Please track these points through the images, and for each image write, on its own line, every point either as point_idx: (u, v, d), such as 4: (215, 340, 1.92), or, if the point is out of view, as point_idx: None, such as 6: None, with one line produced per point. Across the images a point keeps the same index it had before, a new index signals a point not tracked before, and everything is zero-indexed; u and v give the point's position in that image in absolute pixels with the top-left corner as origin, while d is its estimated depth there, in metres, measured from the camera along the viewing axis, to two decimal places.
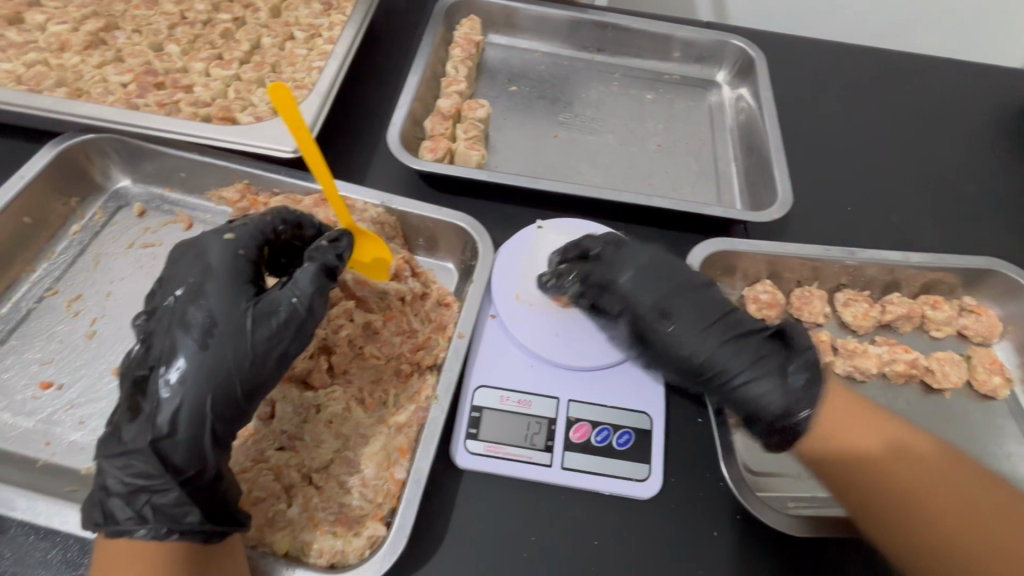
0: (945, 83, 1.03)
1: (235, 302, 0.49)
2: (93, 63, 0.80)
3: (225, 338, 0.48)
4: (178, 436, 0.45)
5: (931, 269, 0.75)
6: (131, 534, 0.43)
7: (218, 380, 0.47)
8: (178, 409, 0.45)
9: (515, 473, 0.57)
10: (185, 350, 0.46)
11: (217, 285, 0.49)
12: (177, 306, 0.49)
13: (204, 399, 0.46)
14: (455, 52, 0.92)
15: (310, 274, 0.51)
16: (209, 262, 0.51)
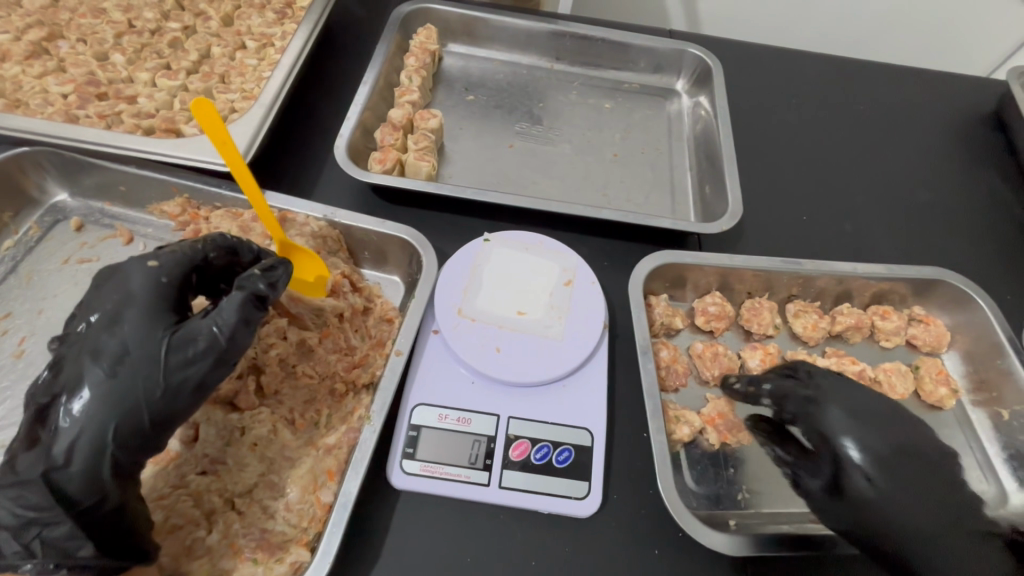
0: (902, 92, 1.04)
1: (151, 330, 0.47)
2: (33, 74, 0.78)
3: (134, 367, 0.46)
4: (77, 467, 0.43)
5: (881, 279, 0.75)
6: (18, 568, 0.42)
7: (123, 410, 0.45)
8: (76, 439, 0.44)
9: (452, 493, 0.56)
10: (91, 380, 0.45)
11: (135, 313, 0.48)
12: (91, 334, 0.47)
13: (105, 429, 0.44)
14: (410, 60, 0.91)
15: (235, 302, 0.49)
16: (130, 289, 0.49)
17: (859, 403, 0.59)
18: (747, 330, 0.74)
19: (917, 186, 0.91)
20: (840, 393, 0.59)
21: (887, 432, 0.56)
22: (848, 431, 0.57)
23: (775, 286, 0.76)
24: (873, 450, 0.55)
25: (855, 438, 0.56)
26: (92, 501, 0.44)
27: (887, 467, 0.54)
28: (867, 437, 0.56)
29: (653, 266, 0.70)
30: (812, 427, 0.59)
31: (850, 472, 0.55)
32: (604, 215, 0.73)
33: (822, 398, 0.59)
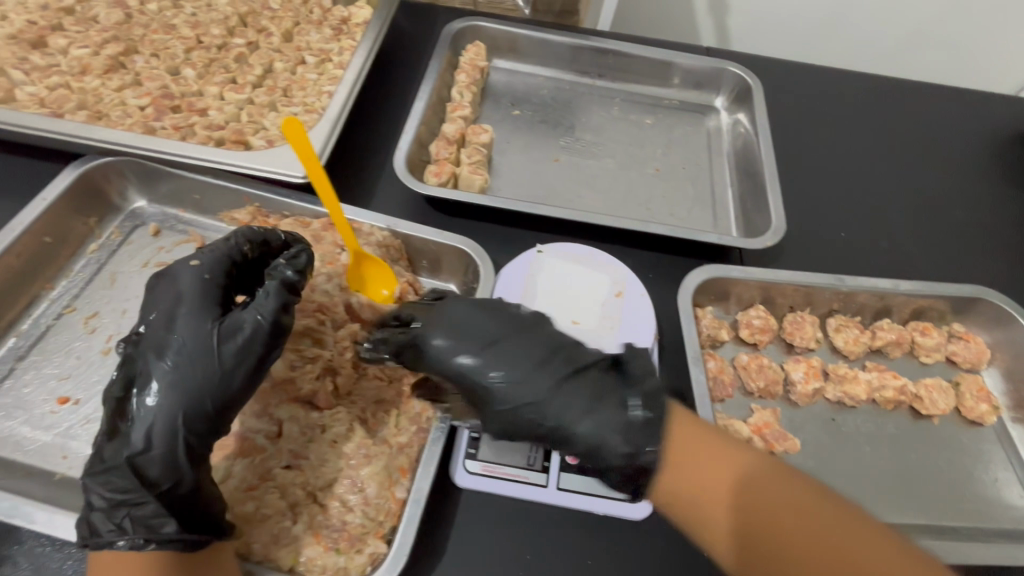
0: (940, 111, 1.05)
1: (202, 323, 0.52)
2: (112, 87, 0.83)
3: (194, 359, 0.50)
4: (156, 452, 0.48)
5: (920, 296, 0.76)
6: (112, 545, 0.46)
7: (189, 399, 0.49)
8: (152, 427, 0.48)
9: (512, 492, 0.59)
10: (158, 374, 0.49)
11: (188, 309, 0.52)
12: (152, 331, 0.51)
13: (176, 418, 0.48)
14: (461, 77, 0.95)
15: (274, 291, 0.54)
16: (181, 288, 0.53)
17: (530, 365, 0.54)
18: (789, 343, 0.76)
19: (956, 205, 0.93)
20: (513, 345, 0.55)
21: (615, 394, 0.54)
22: (498, 396, 0.54)
23: (816, 301, 0.78)
24: (605, 417, 0.52)
25: (603, 414, 0.52)
26: (173, 484, 0.48)
27: (563, 416, 0.53)
28: (498, 399, 0.54)
29: (699, 280, 0.73)
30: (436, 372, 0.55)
31: (546, 427, 0.54)
32: (651, 229, 0.76)
33: (517, 369, 0.54)
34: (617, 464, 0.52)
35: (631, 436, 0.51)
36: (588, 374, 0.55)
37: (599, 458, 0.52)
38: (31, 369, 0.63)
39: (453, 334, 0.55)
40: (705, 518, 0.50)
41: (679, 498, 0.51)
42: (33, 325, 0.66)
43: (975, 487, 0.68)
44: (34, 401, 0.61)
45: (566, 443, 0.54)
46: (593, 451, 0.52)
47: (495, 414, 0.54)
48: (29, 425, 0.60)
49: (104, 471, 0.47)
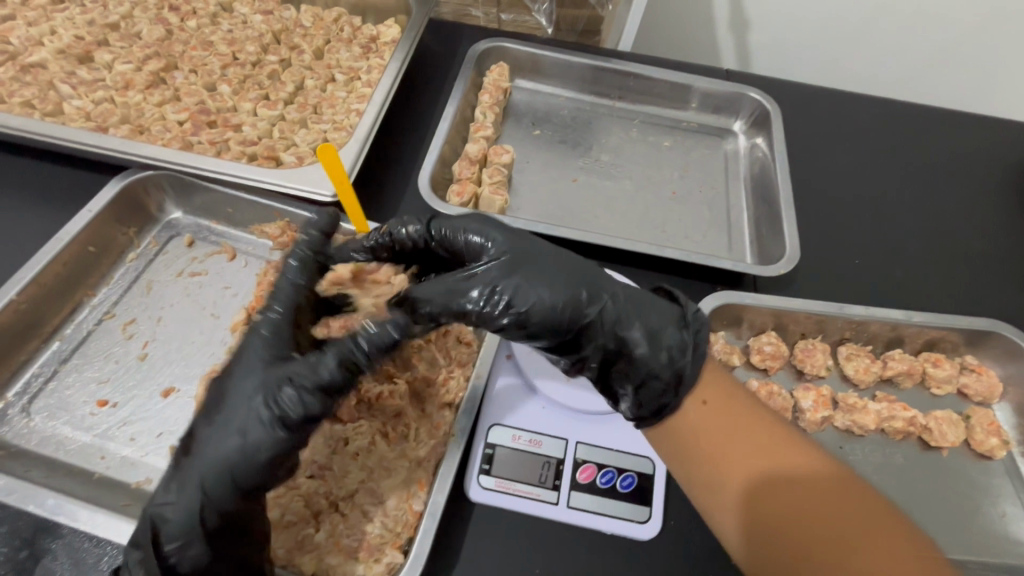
0: (960, 140, 1.05)
1: (249, 379, 0.49)
2: (154, 102, 0.88)
3: (231, 421, 0.48)
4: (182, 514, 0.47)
5: (932, 328, 0.77)
6: None
7: (219, 466, 0.47)
8: (180, 499, 0.47)
9: (524, 509, 0.61)
10: (203, 442, 0.48)
11: (240, 360, 0.50)
12: (212, 382, 0.51)
13: (203, 484, 0.47)
14: (484, 97, 0.98)
15: (335, 346, 0.50)
16: (242, 336, 0.52)
17: (578, 262, 0.57)
18: (800, 370, 0.78)
19: (972, 235, 0.93)
20: (550, 244, 0.58)
21: (642, 308, 0.57)
22: (541, 284, 0.54)
23: (828, 329, 0.79)
24: (647, 308, 0.57)
25: (644, 304, 0.57)
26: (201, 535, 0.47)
27: (614, 305, 0.56)
28: (553, 289, 0.54)
29: (713, 305, 0.75)
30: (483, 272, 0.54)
31: (593, 315, 0.55)
32: (666, 254, 0.78)
33: (548, 274, 0.54)
34: (660, 348, 0.56)
35: (674, 326, 0.57)
36: (622, 292, 0.57)
37: (653, 342, 0.56)
38: (73, 371, 0.67)
39: (506, 237, 0.57)
40: (719, 462, 0.56)
41: (705, 441, 0.57)
42: (75, 329, 0.70)
43: (983, 521, 0.69)
44: (75, 403, 0.65)
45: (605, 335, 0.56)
46: (640, 338, 0.56)
47: (539, 302, 0.53)
48: (70, 426, 0.63)
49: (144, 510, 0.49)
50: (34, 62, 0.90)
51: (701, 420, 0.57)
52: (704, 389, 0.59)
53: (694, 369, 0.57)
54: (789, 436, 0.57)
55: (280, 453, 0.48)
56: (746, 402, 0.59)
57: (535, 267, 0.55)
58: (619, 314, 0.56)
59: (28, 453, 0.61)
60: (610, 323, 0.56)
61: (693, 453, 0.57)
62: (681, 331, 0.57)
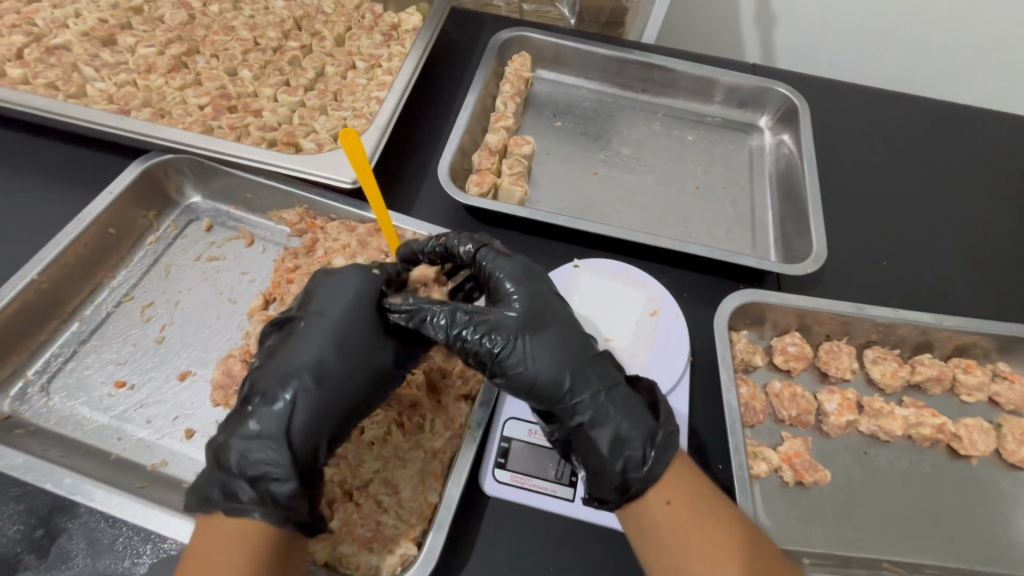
0: (996, 140, 1.01)
1: (374, 325, 0.57)
2: (175, 86, 0.88)
3: (358, 357, 0.55)
4: (303, 433, 0.51)
5: (965, 333, 0.75)
6: (246, 514, 0.47)
7: (343, 394, 0.54)
8: (303, 414, 0.52)
9: (539, 505, 0.60)
10: (323, 366, 0.54)
11: (360, 307, 0.58)
12: (320, 325, 0.56)
13: (337, 405, 0.53)
14: (506, 87, 0.97)
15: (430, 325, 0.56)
16: (356, 286, 0.59)
17: (574, 357, 0.56)
18: (824, 372, 0.76)
19: (1008, 239, 0.90)
20: (557, 331, 0.57)
21: (625, 396, 0.56)
22: (529, 361, 0.55)
23: (854, 331, 0.77)
24: (628, 417, 0.54)
25: (626, 416, 0.54)
26: (307, 459, 0.51)
27: (588, 407, 0.54)
28: (537, 368, 0.55)
29: (736, 303, 0.73)
30: (490, 325, 0.55)
31: (567, 405, 0.55)
32: (689, 250, 0.76)
33: (551, 343, 0.56)
34: (618, 457, 0.53)
35: (646, 441, 0.54)
36: (612, 376, 0.57)
37: (615, 451, 0.53)
38: (92, 352, 0.67)
39: (530, 295, 0.59)
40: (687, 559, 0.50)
41: (675, 533, 0.51)
42: (95, 311, 0.70)
43: (1013, 533, 0.66)
44: (93, 383, 0.65)
45: (570, 427, 0.55)
46: (602, 444, 0.54)
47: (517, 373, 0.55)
48: (88, 406, 0.63)
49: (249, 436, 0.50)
50: (58, 44, 0.90)
51: (675, 510, 0.52)
52: (683, 484, 0.53)
53: (643, 484, 0.53)
54: (761, 542, 0.52)
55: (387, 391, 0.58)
56: (726, 503, 0.53)
57: (548, 334, 0.56)
58: (600, 397, 0.55)
59: (46, 431, 0.61)
60: (581, 419, 0.54)
61: (652, 546, 0.52)
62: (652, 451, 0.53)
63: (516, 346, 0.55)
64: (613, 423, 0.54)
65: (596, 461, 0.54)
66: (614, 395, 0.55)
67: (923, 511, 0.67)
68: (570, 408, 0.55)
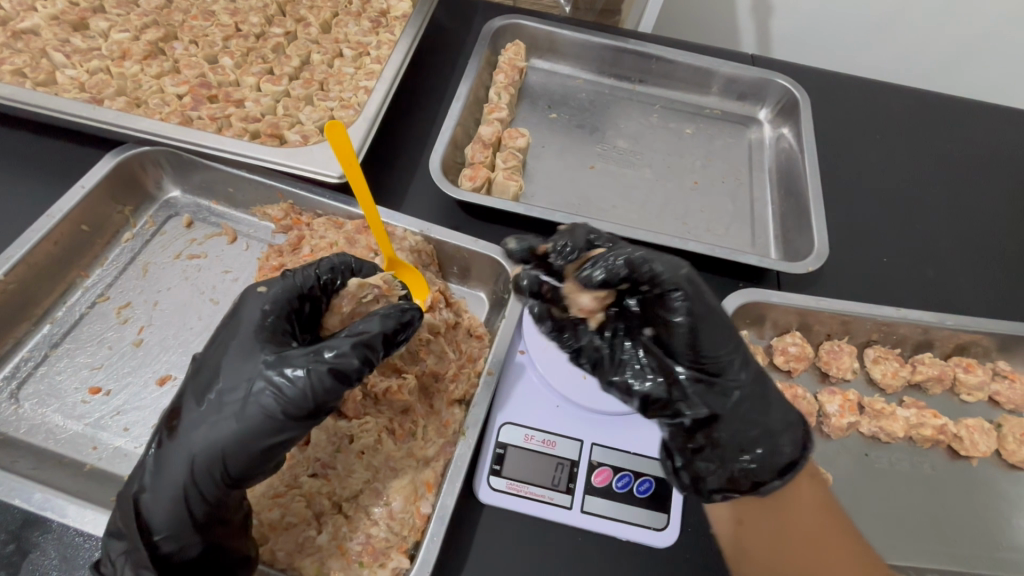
0: (995, 135, 1.00)
1: (246, 364, 0.47)
2: (151, 74, 0.83)
3: (226, 404, 0.46)
4: (159, 494, 0.45)
5: (967, 331, 0.74)
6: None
7: (203, 452, 0.45)
8: (166, 471, 0.45)
9: (535, 513, 0.58)
10: (188, 414, 0.46)
11: (241, 341, 0.48)
12: (206, 361, 0.49)
13: (190, 464, 0.45)
14: (499, 77, 0.93)
15: (333, 340, 0.46)
16: (240, 316, 0.50)
17: (740, 342, 0.54)
18: (825, 372, 0.74)
19: (1007, 233, 0.89)
20: (721, 332, 0.53)
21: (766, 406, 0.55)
22: (703, 337, 0.52)
23: (855, 330, 0.75)
24: (766, 426, 0.54)
25: (772, 409, 0.55)
26: (162, 522, 0.45)
27: (742, 392, 0.54)
28: (709, 345, 0.52)
29: (736, 303, 0.71)
30: (687, 289, 0.51)
31: (712, 396, 0.54)
32: (690, 247, 0.73)
33: (709, 343, 0.52)
34: (764, 447, 0.54)
35: (795, 441, 0.55)
36: (762, 385, 0.55)
37: (765, 440, 0.54)
38: (64, 357, 0.64)
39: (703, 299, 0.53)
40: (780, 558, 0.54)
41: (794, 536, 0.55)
42: (68, 312, 0.67)
43: (1013, 535, 0.65)
44: (66, 389, 0.62)
45: (717, 406, 0.54)
46: (748, 430, 0.54)
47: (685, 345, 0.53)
48: (61, 414, 0.60)
49: (152, 492, 0.45)
50: (26, 28, 0.85)
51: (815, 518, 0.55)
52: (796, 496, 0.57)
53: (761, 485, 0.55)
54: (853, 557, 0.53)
55: (274, 447, 0.46)
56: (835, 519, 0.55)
57: (710, 335, 0.52)
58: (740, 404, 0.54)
59: (15, 441, 0.58)
60: (736, 400, 0.54)
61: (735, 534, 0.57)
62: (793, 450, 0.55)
63: (683, 341, 0.52)
64: (750, 430, 0.54)
65: (718, 454, 0.55)
66: (758, 403, 0.55)
67: (926, 513, 0.66)
68: (707, 409, 0.54)
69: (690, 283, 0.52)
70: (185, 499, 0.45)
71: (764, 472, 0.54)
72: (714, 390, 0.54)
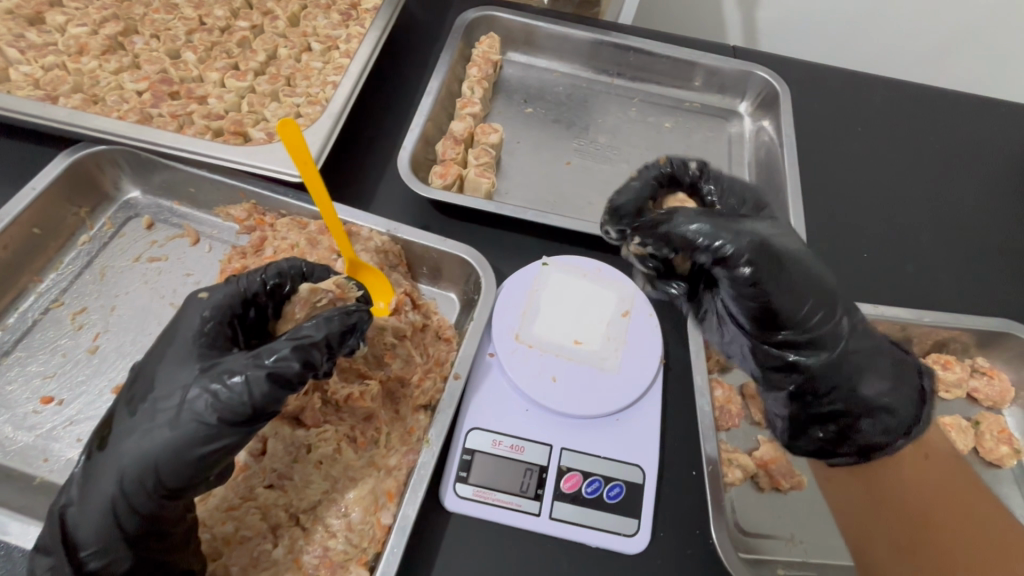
0: (978, 126, 0.99)
1: (182, 370, 0.46)
2: (110, 69, 0.81)
3: (159, 412, 0.44)
4: (89, 510, 0.44)
5: (944, 328, 0.73)
6: None
7: (135, 464, 0.43)
8: (98, 483, 0.44)
9: (502, 521, 0.57)
10: (122, 423, 0.45)
11: (178, 349, 0.47)
12: (143, 369, 0.48)
13: (121, 476, 0.43)
14: (473, 71, 0.91)
15: (274, 344, 0.45)
16: (178, 323, 0.49)
17: (834, 323, 0.55)
18: None
19: (988, 227, 0.88)
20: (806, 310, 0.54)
21: (864, 381, 0.57)
22: (788, 312, 0.54)
23: None
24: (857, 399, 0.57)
25: (872, 380, 0.57)
26: (93, 535, 0.43)
27: (841, 366, 0.56)
28: (797, 320, 0.54)
29: None
30: (769, 265, 0.53)
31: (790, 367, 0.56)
32: None
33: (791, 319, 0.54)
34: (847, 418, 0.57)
35: (886, 421, 0.57)
36: (861, 360, 0.57)
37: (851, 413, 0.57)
38: (15, 365, 0.62)
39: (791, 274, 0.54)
40: (885, 538, 0.57)
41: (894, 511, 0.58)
42: (20, 318, 0.65)
43: None
44: (17, 399, 0.60)
45: (813, 381, 0.56)
46: (841, 404, 0.57)
47: (774, 321, 0.54)
48: (11, 425, 0.58)
49: (90, 509, 0.44)
50: None
51: (931, 493, 0.57)
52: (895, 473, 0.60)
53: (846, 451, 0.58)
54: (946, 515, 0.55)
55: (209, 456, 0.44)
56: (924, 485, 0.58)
57: (786, 309, 0.53)
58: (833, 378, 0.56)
59: None
60: (812, 377, 0.56)
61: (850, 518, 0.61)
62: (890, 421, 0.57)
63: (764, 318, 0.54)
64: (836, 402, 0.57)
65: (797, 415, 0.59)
66: (858, 380, 0.56)
67: None
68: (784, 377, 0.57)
69: (772, 257, 0.53)
70: (117, 510, 0.44)
71: (845, 443, 0.58)
72: (791, 367, 0.56)
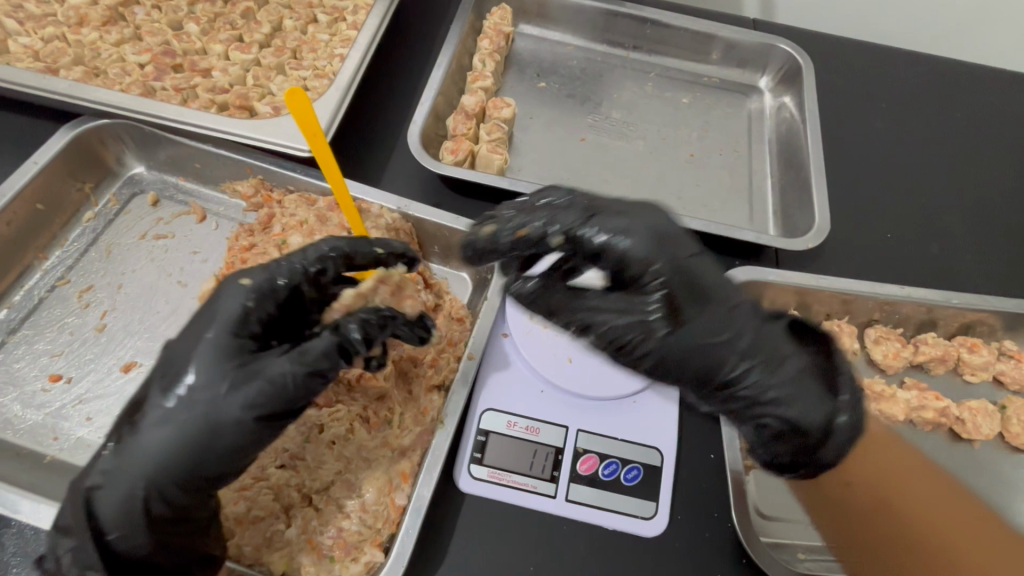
0: (1007, 103, 0.95)
1: (223, 359, 0.44)
2: (111, 41, 0.78)
3: (197, 403, 0.43)
4: (106, 490, 0.43)
5: (972, 310, 0.71)
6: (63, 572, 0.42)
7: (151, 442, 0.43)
8: (111, 461, 0.43)
9: (516, 502, 0.56)
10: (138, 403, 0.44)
11: (217, 336, 0.45)
12: (178, 352, 0.45)
13: (137, 455, 0.43)
14: (484, 43, 0.88)
15: (322, 343, 0.45)
16: (220, 308, 0.46)
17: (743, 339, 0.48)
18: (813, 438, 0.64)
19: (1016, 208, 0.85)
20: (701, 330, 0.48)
21: (807, 385, 0.49)
22: (708, 339, 0.48)
23: (856, 310, 0.72)
24: (806, 396, 0.49)
25: (814, 391, 0.49)
26: (105, 516, 0.42)
27: (772, 384, 0.48)
28: (710, 341, 0.48)
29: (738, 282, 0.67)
30: (681, 289, 0.47)
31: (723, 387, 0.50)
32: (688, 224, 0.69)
33: (695, 347, 0.48)
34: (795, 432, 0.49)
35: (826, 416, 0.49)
36: (783, 360, 0.49)
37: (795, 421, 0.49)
38: (23, 343, 0.61)
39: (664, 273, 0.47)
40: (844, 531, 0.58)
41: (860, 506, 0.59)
42: (26, 297, 0.64)
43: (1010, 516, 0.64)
44: (25, 377, 0.59)
45: (736, 400, 0.50)
46: (777, 415, 0.49)
47: (688, 362, 0.49)
48: (20, 403, 0.57)
49: (101, 488, 0.43)
50: None
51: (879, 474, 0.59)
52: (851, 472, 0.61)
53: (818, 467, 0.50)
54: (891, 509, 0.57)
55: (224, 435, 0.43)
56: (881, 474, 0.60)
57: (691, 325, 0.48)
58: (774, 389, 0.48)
59: None
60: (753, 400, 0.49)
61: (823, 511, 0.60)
62: (849, 427, 0.49)
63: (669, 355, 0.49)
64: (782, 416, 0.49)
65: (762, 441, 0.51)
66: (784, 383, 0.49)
67: None
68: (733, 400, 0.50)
69: (687, 277, 0.47)
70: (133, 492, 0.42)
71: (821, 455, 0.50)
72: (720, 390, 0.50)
